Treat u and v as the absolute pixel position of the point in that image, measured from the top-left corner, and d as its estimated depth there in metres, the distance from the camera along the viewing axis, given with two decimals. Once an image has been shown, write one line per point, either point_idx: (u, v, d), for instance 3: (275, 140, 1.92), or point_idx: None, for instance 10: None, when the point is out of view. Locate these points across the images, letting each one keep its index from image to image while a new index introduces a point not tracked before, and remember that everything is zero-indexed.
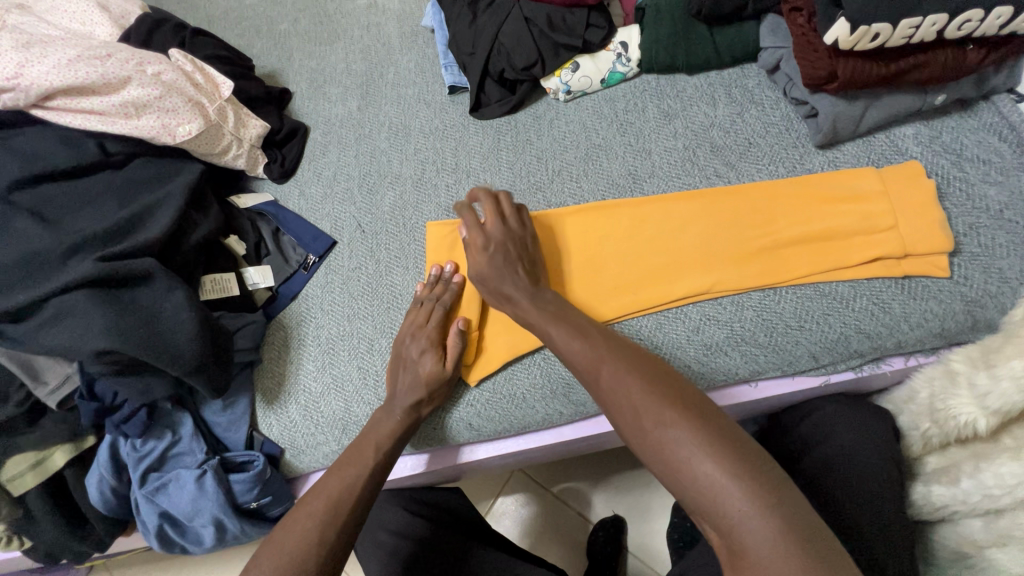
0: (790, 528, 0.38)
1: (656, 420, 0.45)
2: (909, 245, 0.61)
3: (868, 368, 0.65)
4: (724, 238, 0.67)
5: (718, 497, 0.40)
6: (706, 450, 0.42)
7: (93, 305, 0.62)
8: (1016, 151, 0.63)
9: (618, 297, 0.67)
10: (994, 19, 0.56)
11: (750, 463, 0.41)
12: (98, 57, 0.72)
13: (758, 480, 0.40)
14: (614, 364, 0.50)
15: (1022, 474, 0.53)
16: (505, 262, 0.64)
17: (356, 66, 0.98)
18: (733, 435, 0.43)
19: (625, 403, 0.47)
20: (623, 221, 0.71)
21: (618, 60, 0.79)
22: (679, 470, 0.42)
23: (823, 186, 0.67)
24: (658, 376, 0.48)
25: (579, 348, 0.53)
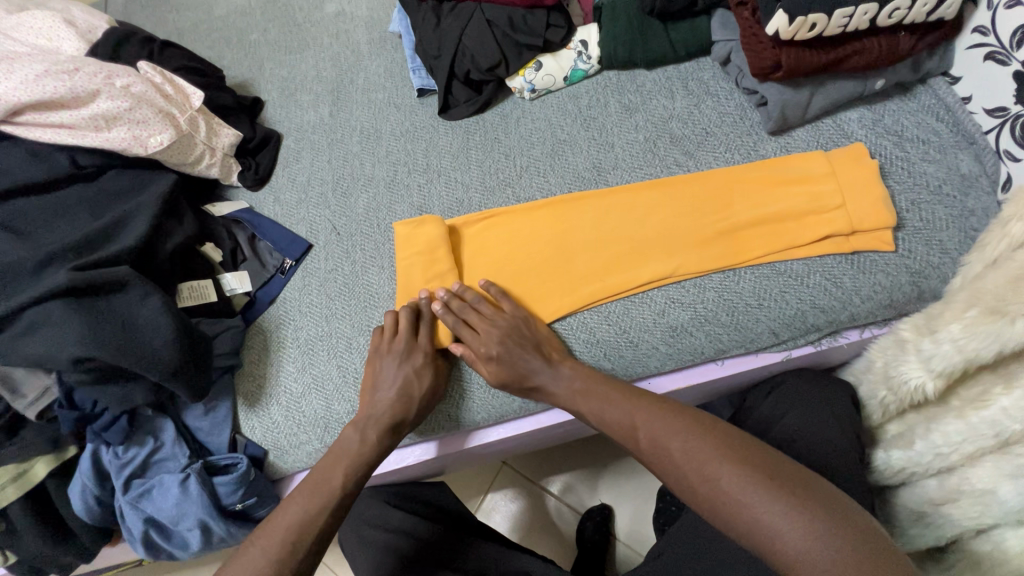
0: (850, 545, 0.42)
1: (703, 473, 0.48)
2: (855, 223, 0.65)
3: (826, 341, 0.68)
4: (685, 224, 0.70)
5: (777, 536, 0.43)
6: (758, 493, 0.45)
7: (68, 314, 0.63)
8: (952, 130, 0.67)
9: (587, 285, 0.69)
10: (921, 6, 0.60)
11: (798, 494, 0.45)
12: (66, 72, 0.73)
13: (811, 509, 0.44)
14: (650, 422, 0.54)
15: (966, 432, 0.55)
16: (512, 355, 0.64)
17: (326, 73, 1.00)
18: (775, 469, 0.47)
19: (669, 462, 0.51)
20: (588, 212, 0.74)
21: (579, 58, 0.82)
22: (735, 516, 0.46)
23: (777, 170, 0.70)
24: (694, 427, 0.52)
25: (612, 412, 0.57)
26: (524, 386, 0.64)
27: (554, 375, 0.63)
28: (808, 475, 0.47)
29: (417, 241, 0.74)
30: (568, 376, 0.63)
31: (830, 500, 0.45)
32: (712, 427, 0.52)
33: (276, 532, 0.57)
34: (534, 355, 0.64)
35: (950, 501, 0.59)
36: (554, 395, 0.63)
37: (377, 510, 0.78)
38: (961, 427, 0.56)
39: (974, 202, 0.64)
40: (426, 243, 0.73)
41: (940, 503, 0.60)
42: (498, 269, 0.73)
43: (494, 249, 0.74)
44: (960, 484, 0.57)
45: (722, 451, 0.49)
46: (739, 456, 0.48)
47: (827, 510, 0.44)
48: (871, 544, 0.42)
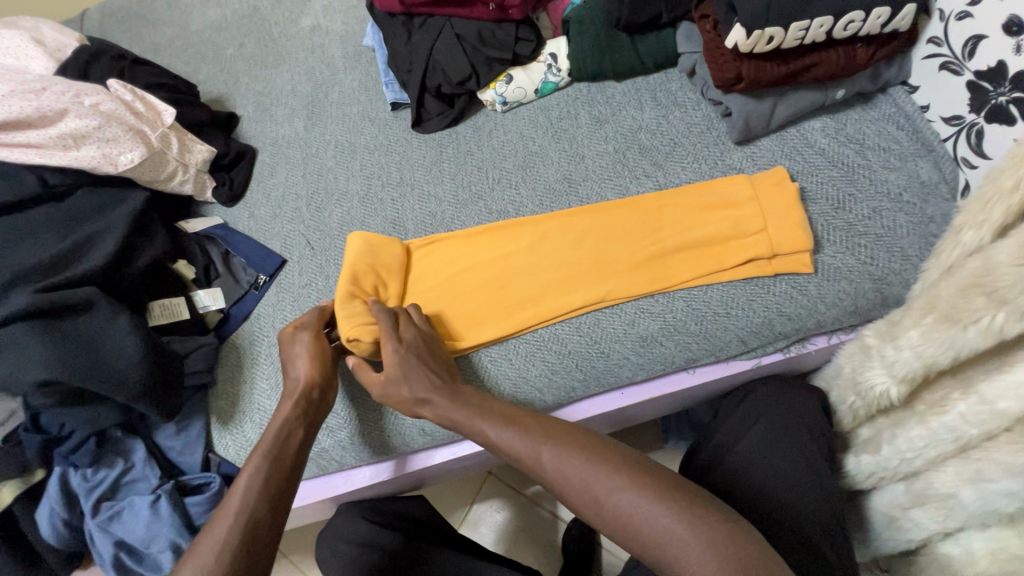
0: (743, 547, 0.44)
1: (604, 491, 0.49)
2: (774, 246, 0.66)
3: (796, 348, 0.69)
4: (639, 239, 0.71)
5: (681, 551, 0.45)
6: (658, 509, 0.47)
7: (32, 336, 0.63)
8: (912, 138, 0.68)
9: (552, 299, 0.69)
10: (875, 19, 0.61)
11: (694, 505, 0.47)
12: (33, 92, 0.73)
13: (705, 518, 0.46)
14: (554, 449, 0.53)
15: (926, 437, 0.55)
16: (417, 358, 0.62)
17: (301, 87, 1.00)
18: (669, 483, 0.49)
19: (570, 482, 0.51)
20: (526, 237, 0.74)
21: (549, 71, 0.82)
22: (644, 536, 0.46)
23: (704, 195, 0.71)
24: (595, 447, 0.52)
25: (512, 438, 0.55)
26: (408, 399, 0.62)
27: (452, 401, 0.60)
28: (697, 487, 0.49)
29: (380, 256, 0.73)
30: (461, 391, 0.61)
31: (717, 507, 0.47)
32: (611, 450, 0.52)
33: (237, 499, 0.55)
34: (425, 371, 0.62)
35: (917, 505, 0.59)
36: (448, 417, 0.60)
37: (353, 526, 0.77)
38: (922, 432, 0.55)
39: (934, 209, 0.65)
40: (383, 264, 0.73)
41: (908, 507, 0.61)
42: (446, 291, 0.72)
43: (434, 277, 0.74)
44: (926, 488, 0.58)
45: (622, 473, 0.50)
46: (635, 474, 0.49)
47: (720, 516, 0.46)
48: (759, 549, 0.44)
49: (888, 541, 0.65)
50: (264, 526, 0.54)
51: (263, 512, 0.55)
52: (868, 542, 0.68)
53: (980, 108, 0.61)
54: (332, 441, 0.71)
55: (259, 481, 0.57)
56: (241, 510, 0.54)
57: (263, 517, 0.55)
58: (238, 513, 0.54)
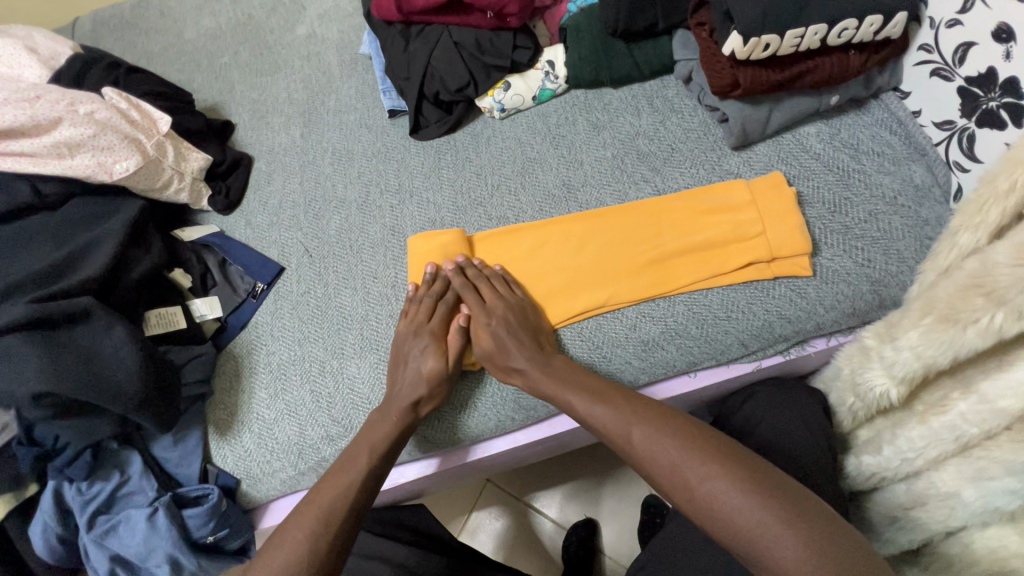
0: (848, 554, 0.42)
1: (698, 476, 0.48)
2: (774, 249, 0.66)
3: (795, 350, 0.69)
4: (635, 245, 0.71)
5: (778, 545, 0.43)
6: (756, 499, 0.45)
7: (26, 347, 0.61)
8: (905, 143, 0.70)
9: (562, 303, 0.70)
10: (868, 26, 0.63)
11: (798, 504, 0.45)
12: (27, 100, 0.73)
13: (806, 517, 0.44)
14: (644, 426, 0.53)
15: (927, 438, 0.56)
16: (508, 332, 0.65)
17: (297, 95, 1.00)
18: (770, 479, 0.47)
19: (662, 461, 0.51)
20: (526, 244, 0.74)
21: (547, 78, 0.83)
22: (736, 522, 0.45)
23: (705, 200, 0.72)
24: (691, 431, 0.52)
25: (604, 413, 0.56)
26: (507, 367, 0.65)
27: (547, 376, 0.62)
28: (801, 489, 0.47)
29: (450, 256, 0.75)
30: (559, 367, 0.63)
31: (826, 515, 0.45)
32: (705, 436, 0.51)
33: (335, 486, 0.58)
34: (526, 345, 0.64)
35: (919, 505, 0.60)
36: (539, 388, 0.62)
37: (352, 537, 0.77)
38: (922, 432, 0.56)
39: (928, 212, 0.66)
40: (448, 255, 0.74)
41: (910, 507, 0.61)
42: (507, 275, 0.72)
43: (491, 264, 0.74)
44: (927, 488, 0.58)
45: (719, 461, 0.48)
46: (732, 462, 0.48)
47: (823, 519, 0.44)
48: (865, 560, 0.42)
49: (890, 542, 0.66)
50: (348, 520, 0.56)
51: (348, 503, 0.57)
52: (871, 543, 0.69)
53: (971, 113, 0.62)
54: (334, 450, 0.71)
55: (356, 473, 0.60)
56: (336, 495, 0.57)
57: (355, 511, 0.57)
58: (330, 500, 0.57)
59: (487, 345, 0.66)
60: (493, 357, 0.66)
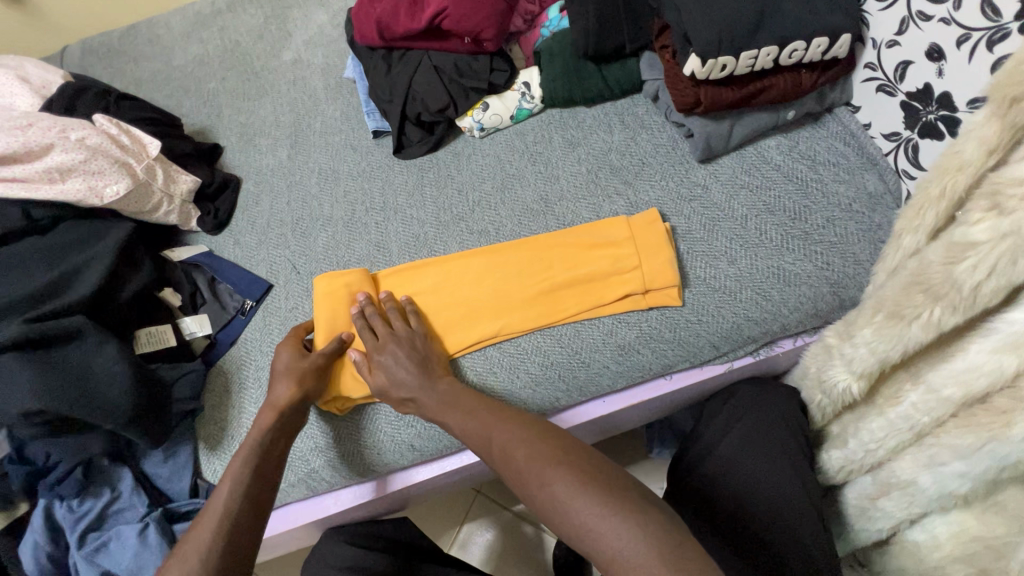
0: (660, 544, 0.43)
1: (540, 480, 0.50)
2: (648, 282, 0.70)
3: (765, 350, 0.73)
4: (528, 276, 0.75)
5: (596, 535, 0.45)
6: (576, 493, 0.47)
7: (19, 367, 0.63)
8: (858, 153, 0.74)
9: (483, 325, 0.73)
10: (816, 47, 0.68)
11: (625, 501, 0.46)
12: (20, 128, 0.75)
13: (620, 504, 0.46)
14: (499, 434, 0.56)
15: (886, 428, 0.59)
16: (394, 363, 0.67)
17: (284, 118, 1.03)
18: (604, 476, 0.49)
19: (513, 467, 0.53)
20: (456, 268, 0.77)
21: (523, 98, 0.87)
22: (562, 515, 0.47)
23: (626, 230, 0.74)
24: (546, 437, 0.54)
25: (468, 430, 0.60)
26: (401, 399, 0.66)
27: (431, 394, 0.65)
28: (638, 486, 0.49)
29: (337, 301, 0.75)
30: (442, 391, 0.65)
31: (653, 508, 0.46)
32: (557, 440, 0.54)
33: (218, 509, 0.59)
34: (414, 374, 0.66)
35: (883, 495, 0.63)
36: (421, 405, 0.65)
37: (342, 549, 0.78)
38: (881, 424, 0.59)
39: (881, 217, 0.71)
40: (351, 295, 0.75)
41: (876, 498, 0.64)
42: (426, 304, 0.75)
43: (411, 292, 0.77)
44: (889, 477, 0.61)
45: (558, 463, 0.50)
46: (568, 462, 0.50)
47: (646, 513, 0.45)
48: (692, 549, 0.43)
49: (862, 532, 0.69)
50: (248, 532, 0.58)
51: (242, 523, 0.58)
52: (844, 535, 0.71)
53: (913, 125, 0.67)
54: (323, 460, 0.73)
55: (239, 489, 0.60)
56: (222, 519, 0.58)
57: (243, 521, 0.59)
58: (222, 520, 0.58)
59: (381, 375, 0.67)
60: (385, 391, 0.67)
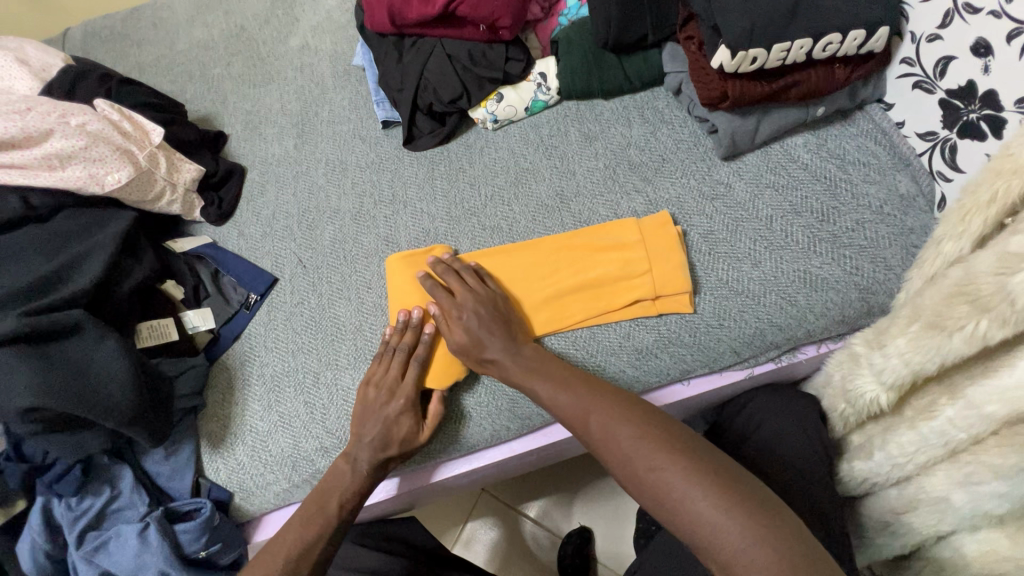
0: (783, 547, 0.43)
1: (648, 465, 0.50)
2: (658, 288, 0.68)
3: (786, 357, 0.71)
4: (564, 272, 0.72)
5: (714, 530, 0.45)
6: (697, 487, 0.47)
7: (16, 361, 0.61)
8: (889, 153, 0.71)
9: (535, 319, 0.70)
10: (852, 40, 0.64)
11: (743, 499, 0.46)
12: (18, 112, 0.72)
13: (744, 506, 0.45)
14: (603, 415, 0.55)
15: (917, 443, 0.56)
16: (477, 325, 0.66)
17: (290, 106, 1.00)
18: (717, 469, 0.48)
19: (615, 449, 0.52)
20: (496, 262, 0.74)
21: (538, 89, 0.84)
22: (683, 515, 0.47)
23: (624, 236, 0.72)
24: (650, 422, 0.53)
25: (563, 400, 0.58)
26: (481, 359, 0.65)
27: (514, 361, 0.64)
28: (754, 482, 0.48)
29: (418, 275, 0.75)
30: (528, 356, 0.64)
31: (770, 509, 0.45)
32: (663, 426, 0.52)
33: (292, 546, 0.59)
34: (497, 335, 0.65)
35: (910, 510, 0.60)
36: (506, 373, 0.64)
37: (347, 551, 0.76)
38: (912, 438, 0.57)
39: (913, 220, 0.68)
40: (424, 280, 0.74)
41: (901, 512, 0.62)
42: None
43: None
44: (918, 493, 0.59)
45: (668, 450, 0.50)
46: (680, 452, 0.49)
47: (764, 514, 0.45)
48: (809, 552, 0.43)
49: (883, 546, 0.67)
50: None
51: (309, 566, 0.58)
52: (864, 547, 0.69)
53: (952, 125, 0.64)
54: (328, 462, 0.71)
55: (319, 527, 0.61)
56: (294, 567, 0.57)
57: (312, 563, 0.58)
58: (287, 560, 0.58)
59: (459, 339, 0.66)
60: (466, 350, 0.66)
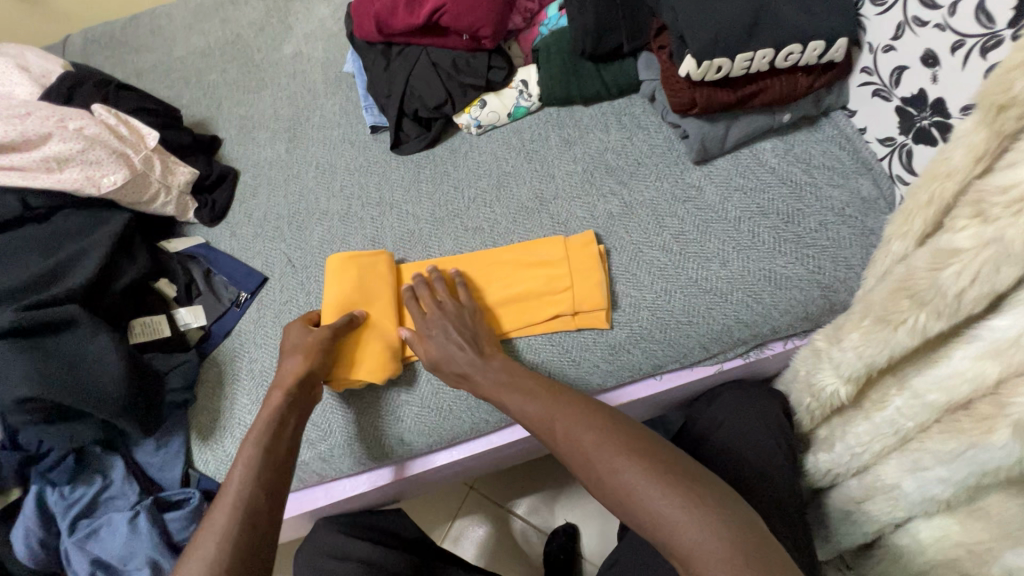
0: (739, 541, 0.43)
1: (609, 467, 0.51)
2: (576, 304, 0.71)
3: (755, 352, 0.73)
4: (528, 275, 0.75)
5: (673, 528, 0.45)
6: (655, 487, 0.48)
7: (14, 354, 0.64)
8: (852, 158, 0.75)
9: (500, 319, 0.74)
10: (812, 50, 0.68)
11: (701, 496, 0.47)
12: (18, 117, 0.76)
13: (701, 503, 0.46)
14: (567, 421, 0.56)
15: (872, 433, 0.59)
16: (444, 338, 0.67)
17: (283, 111, 1.03)
18: (676, 468, 0.49)
19: (580, 452, 0.53)
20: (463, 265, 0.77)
21: (521, 96, 0.87)
22: (645, 515, 0.47)
23: (546, 252, 0.75)
24: (611, 424, 0.54)
25: (530, 406, 0.59)
26: (453, 374, 0.66)
27: (482, 368, 0.64)
28: (713, 479, 0.49)
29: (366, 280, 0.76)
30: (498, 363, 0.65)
31: (728, 505, 0.46)
32: (624, 429, 0.54)
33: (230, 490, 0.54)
34: (467, 348, 0.66)
35: (868, 499, 0.63)
36: (475, 381, 0.65)
37: (332, 540, 0.78)
38: (868, 428, 0.59)
39: (874, 222, 0.71)
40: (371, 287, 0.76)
41: (861, 501, 0.64)
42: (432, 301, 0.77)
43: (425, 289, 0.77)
44: (875, 481, 0.61)
45: (627, 451, 0.51)
46: (641, 454, 0.51)
47: (721, 509, 0.46)
48: (765, 545, 0.44)
49: (847, 535, 0.69)
50: (268, 510, 0.53)
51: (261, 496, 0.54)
52: (830, 537, 0.72)
53: (907, 130, 0.67)
54: (313, 453, 0.73)
55: (259, 465, 0.56)
56: (240, 502, 0.52)
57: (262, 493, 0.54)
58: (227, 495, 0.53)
59: (434, 357, 0.67)
60: (440, 366, 0.67)
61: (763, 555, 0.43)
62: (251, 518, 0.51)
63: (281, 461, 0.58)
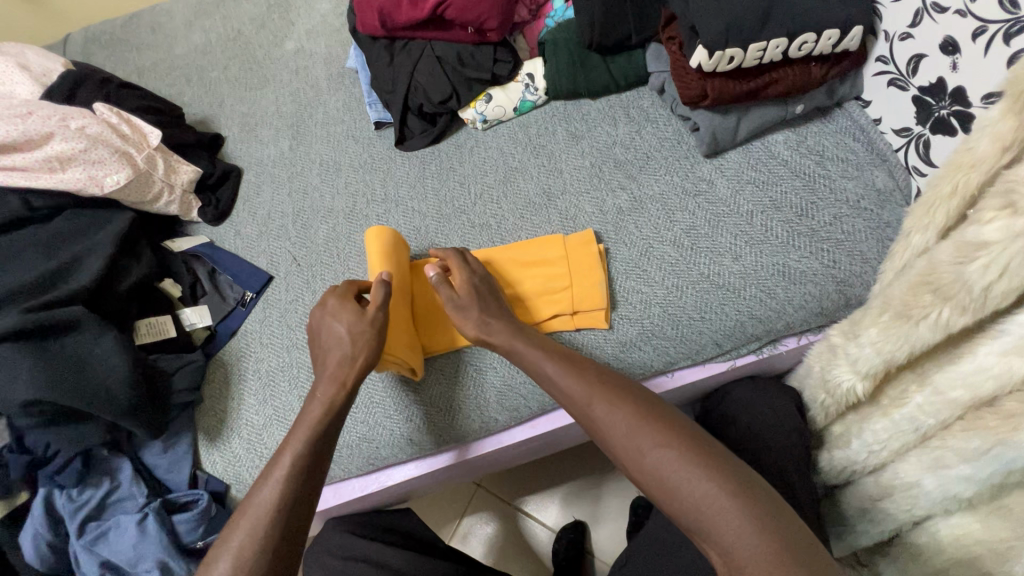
0: (781, 535, 0.43)
1: (652, 449, 0.50)
2: (576, 303, 0.70)
3: (767, 349, 0.72)
4: (522, 277, 0.74)
5: (715, 515, 0.45)
6: (699, 473, 0.47)
7: (18, 356, 0.64)
8: (866, 149, 0.73)
9: None
10: (826, 40, 0.66)
11: (744, 488, 0.46)
12: (20, 116, 0.75)
13: (745, 494, 0.45)
14: (604, 401, 0.55)
15: (890, 430, 0.58)
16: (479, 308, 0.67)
17: (286, 108, 1.02)
18: (717, 457, 0.49)
19: (619, 433, 0.52)
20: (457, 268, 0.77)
21: (526, 90, 0.86)
22: (686, 499, 0.47)
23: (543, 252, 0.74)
24: (650, 409, 0.53)
25: (567, 382, 0.57)
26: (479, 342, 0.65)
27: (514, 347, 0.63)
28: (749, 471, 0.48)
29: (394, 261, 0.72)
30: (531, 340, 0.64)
31: (768, 499, 0.46)
32: (663, 414, 0.53)
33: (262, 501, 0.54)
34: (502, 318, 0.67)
35: (885, 497, 0.62)
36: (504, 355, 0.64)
37: (341, 539, 0.78)
38: (886, 425, 0.58)
39: (890, 214, 0.69)
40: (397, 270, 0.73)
41: (878, 499, 0.63)
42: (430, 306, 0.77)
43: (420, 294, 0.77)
44: (893, 479, 0.60)
45: (668, 436, 0.50)
46: (683, 439, 0.50)
47: (763, 504, 0.45)
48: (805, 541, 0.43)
49: (863, 533, 0.68)
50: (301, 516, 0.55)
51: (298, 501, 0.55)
52: (845, 534, 0.71)
53: (925, 121, 0.66)
54: None
55: (300, 465, 0.56)
56: (270, 511, 0.53)
57: (298, 502, 0.55)
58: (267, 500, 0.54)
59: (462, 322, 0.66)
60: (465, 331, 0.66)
61: (803, 550, 0.42)
62: (289, 527, 0.53)
63: (324, 465, 0.59)
